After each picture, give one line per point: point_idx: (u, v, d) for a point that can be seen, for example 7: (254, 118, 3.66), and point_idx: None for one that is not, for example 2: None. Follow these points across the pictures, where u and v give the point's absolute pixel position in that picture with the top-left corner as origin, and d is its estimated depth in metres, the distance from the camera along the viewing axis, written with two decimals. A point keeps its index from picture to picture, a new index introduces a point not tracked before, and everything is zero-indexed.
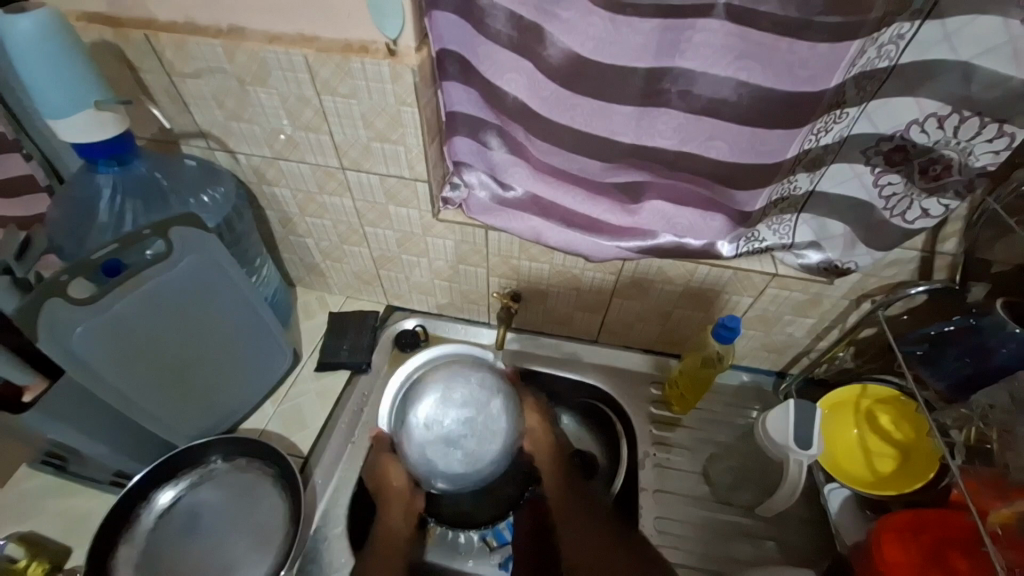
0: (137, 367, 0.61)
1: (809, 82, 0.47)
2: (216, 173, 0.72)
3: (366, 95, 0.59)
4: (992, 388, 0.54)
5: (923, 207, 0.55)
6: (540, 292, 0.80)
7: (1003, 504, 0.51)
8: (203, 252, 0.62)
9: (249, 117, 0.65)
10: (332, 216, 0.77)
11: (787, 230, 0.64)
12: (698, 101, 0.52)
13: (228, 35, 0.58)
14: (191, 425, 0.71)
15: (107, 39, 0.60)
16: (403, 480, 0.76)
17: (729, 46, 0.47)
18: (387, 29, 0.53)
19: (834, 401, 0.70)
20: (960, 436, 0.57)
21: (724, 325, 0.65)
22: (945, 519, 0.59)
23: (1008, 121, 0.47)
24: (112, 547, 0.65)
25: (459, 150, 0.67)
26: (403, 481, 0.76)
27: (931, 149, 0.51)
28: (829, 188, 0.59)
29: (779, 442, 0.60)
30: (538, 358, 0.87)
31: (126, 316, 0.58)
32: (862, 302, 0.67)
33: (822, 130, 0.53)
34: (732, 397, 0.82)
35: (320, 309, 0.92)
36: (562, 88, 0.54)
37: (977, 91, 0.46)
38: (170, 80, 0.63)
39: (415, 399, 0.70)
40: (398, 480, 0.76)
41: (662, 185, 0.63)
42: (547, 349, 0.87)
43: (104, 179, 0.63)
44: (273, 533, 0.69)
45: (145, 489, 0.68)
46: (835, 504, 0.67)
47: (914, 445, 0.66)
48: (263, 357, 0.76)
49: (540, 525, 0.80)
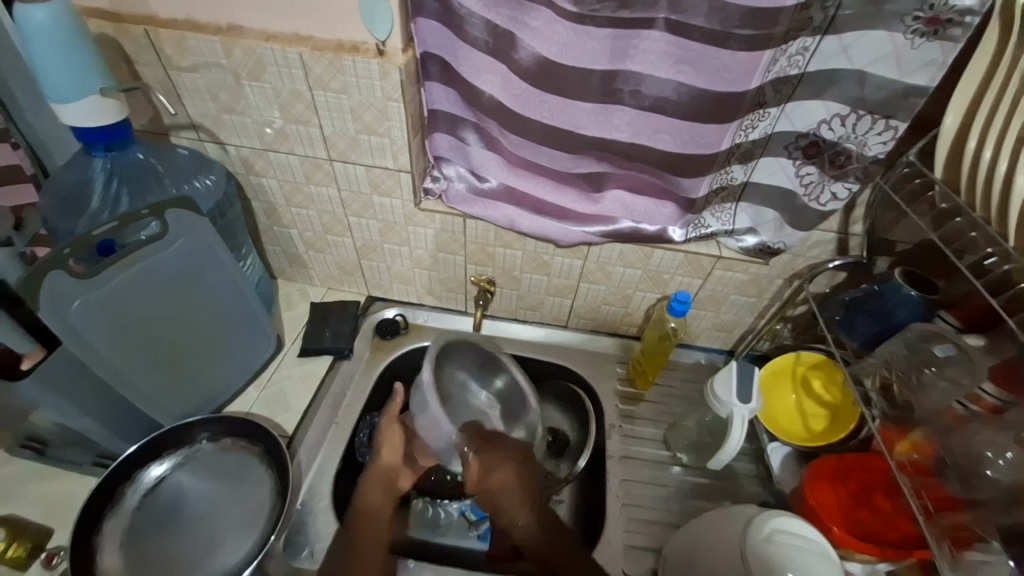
0: (129, 343, 0.64)
1: (734, 84, 0.57)
2: (206, 162, 0.76)
3: (356, 90, 0.65)
4: (891, 340, 0.64)
5: (832, 192, 0.65)
6: (516, 281, 0.87)
7: (906, 438, 0.61)
8: (196, 234, 0.66)
9: (242, 109, 0.70)
10: (317, 207, 0.82)
11: (728, 217, 0.73)
12: (647, 99, 0.60)
13: (227, 33, 0.64)
14: (177, 405, 0.73)
15: (106, 34, 0.65)
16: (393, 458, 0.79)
17: (669, 54, 0.56)
18: (377, 32, 0.60)
19: (774, 369, 0.79)
20: (870, 383, 0.65)
21: (677, 300, 0.73)
22: (868, 466, 0.69)
23: (892, 117, 0.57)
24: (98, 522, 0.66)
25: (439, 146, 0.74)
26: (395, 458, 0.79)
27: (838, 143, 0.61)
28: (760, 179, 0.68)
29: (725, 399, 0.68)
30: (513, 342, 0.94)
31: (123, 291, 0.61)
32: (793, 280, 0.77)
33: (750, 127, 0.63)
34: (688, 373, 0.91)
35: (302, 300, 0.96)
36: (531, 87, 0.62)
37: (869, 92, 0.57)
38: (167, 74, 0.68)
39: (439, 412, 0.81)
40: (391, 457, 0.78)
41: (621, 176, 0.71)
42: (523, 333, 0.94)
43: (100, 163, 0.67)
44: (259, 506, 0.70)
45: (133, 465, 0.69)
46: (777, 461, 0.76)
47: (841, 404, 0.76)
48: (249, 342, 0.80)
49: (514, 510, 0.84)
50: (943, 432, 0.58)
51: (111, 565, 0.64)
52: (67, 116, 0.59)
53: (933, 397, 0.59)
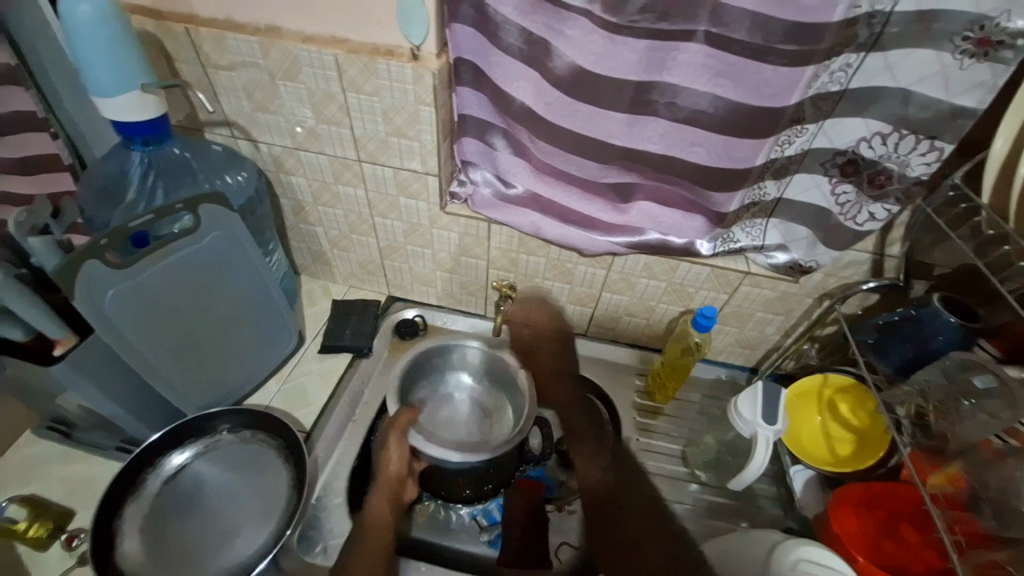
0: (158, 333, 0.65)
1: (773, 99, 0.55)
2: (239, 159, 0.77)
3: (389, 94, 0.65)
4: (929, 367, 0.62)
5: (870, 212, 0.63)
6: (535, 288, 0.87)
7: (940, 469, 0.59)
8: (226, 230, 0.67)
9: (275, 108, 0.71)
10: (344, 206, 0.82)
11: (758, 232, 0.72)
12: (682, 111, 0.60)
13: (265, 34, 0.64)
14: (200, 396, 0.75)
15: (148, 30, 0.66)
16: (399, 466, 0.76)
17: (707, 66, 0.55)
18: (413, 36, 0.61)
19: (799, 390, 0.78)
20: (903, 411, 0.64)
21: (703, 315, 0.72)
22: (897, 493, 0.67)
23: (938, 138, 0.55)
24: (119, 505, 0.68)
25: (467, 150, 0.74)
26: (399, 464, 0.76)
27: (878, 162, 0.60)
28: (794, 195, 0.67)
29: (749, 419, 0.67)
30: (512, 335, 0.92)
31: (154, 282, 0.62)
32: (823, 300, 0.76)
33: (786, 142, 0.61)
34: (708, 389, 0.90)
35: (324, 296, 0.97)
36: (564, 95, 0.62)
37: (914, 112, 0.55)
38: (205, 72, 0.69)
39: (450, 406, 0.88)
40: (394, 463, 0.76)
41: (650, 188, 0.70)
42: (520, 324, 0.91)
43: (138, 156, 0.68)
44: (275, 500, 0.71)
45: (155, 453, 0.71)
46: (799, 483, 0.74)
47: (869, 430, 0.74)
48: (273, 338, 0.81)
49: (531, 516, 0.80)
50: (978, 465, 0.56)
51: (130, 549, 0.66)
52: (109, 111, 0.61)
53: (967, 429, 0.57)
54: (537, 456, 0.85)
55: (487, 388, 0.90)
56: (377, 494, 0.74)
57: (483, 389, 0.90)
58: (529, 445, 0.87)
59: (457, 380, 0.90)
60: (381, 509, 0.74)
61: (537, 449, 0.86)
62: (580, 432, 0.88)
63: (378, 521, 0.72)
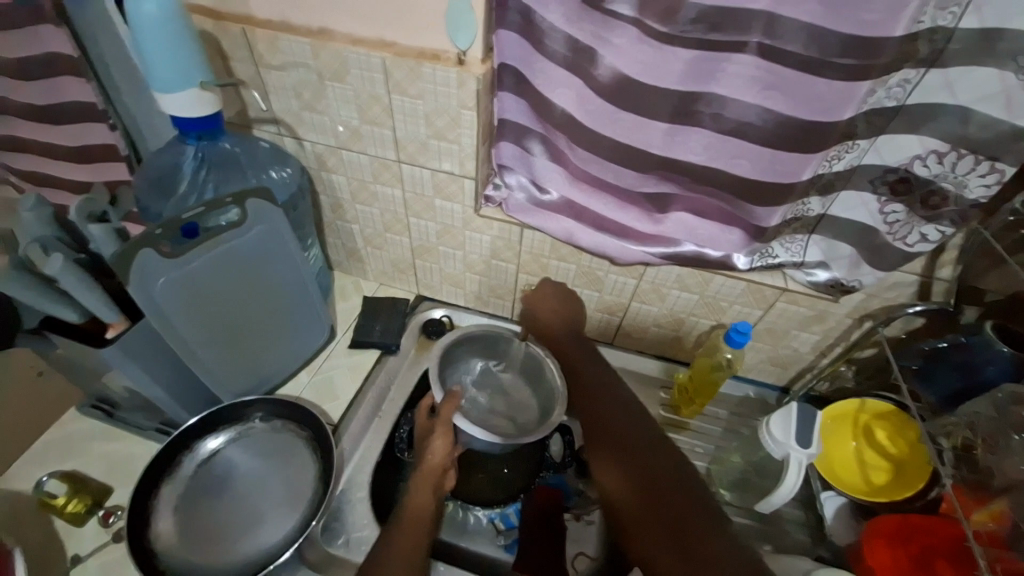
0: (203, 320, 0.68)
1: (825, 113, 0.54)
2: (283, 155, 0.80)
3: (432, 97, 0.67)
4: (979, 399, 0.60)
5: (922, 233, 0.61)
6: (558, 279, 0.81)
7: (985, 505, 0.56)
8: (270, 224, 0.69)
9: (322, 108, 0.73)
10: (380, 204, 0.84)
11: (799, 249, 0.70)
12: (727, 123, 0.59)
13: (317, 36, 0.67)
14: (237, 383, 0.77)
15: (207, 30, 0.69)
16: (441, 456, 0.73)
17: (757, 78, 0.54)
18: (459, 41, 0.62)
19: (835, 413, 0.75)
20: (947, 442, 0.62)
21: (737, 331, 0.70)
22: (935, 528, 0.64)
23: (999, 159, 0.53)
24: (155, 486, 0.70)
25: (504, 154, 0.75)
26: (441, 455, 0.73)
27: (932, 181, 0.57)
28: (839, 212, 0.65)
29: (781, 440, 0.65)
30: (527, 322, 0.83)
31: (200, 272, 0.65)
32: (864, 321, 0.73)
33: (835, 158, 0.60)
34: (736, 406, 0.88)
35: (355, 292, 0.99)
36: (606, 103, 0.62)
37: (974, 131, 0.53)
38: (257, 70, 0.71)
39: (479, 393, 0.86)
40: (437, 454, 0.73)
41: (688, 199, 0.69)
42: (537, 313, 0.80)
43: (192, 150, 0.71)
44: (301, 490, 0.73)
45: (190, 437, 0.73)
46: (830, 510, 0.72)
47: (907, 458, 0.71)
48: (306, 330, 0.83)
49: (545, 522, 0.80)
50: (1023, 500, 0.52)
51: (163, 529, 0.68)
52: (168, 106, 0.64)
53: (1017, 465, 0.54)
54: (558, 462, 0.85)
55: (514, 381, 0.88)
56: (419, 485, 0.71)
57: (511, 382, 0.88)
58: (551, 452, 0.87)
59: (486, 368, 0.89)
60: (422, 497, 0.70)
61: (558, 456, 0.86)
62: (609, 433, 0.66)
63: (420, 509, 0.69)
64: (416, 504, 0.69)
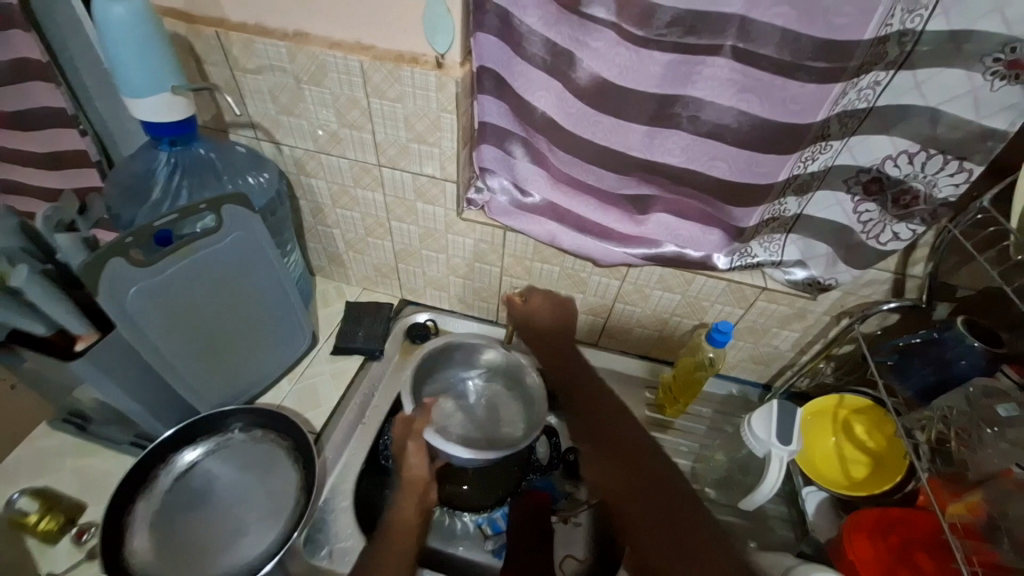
0: (177, 331, 0.66)
1: (799, 115, 0.56)
2: (261, 160, 0.78)
3: (411, 100, 0.66)
4: (951, 394, 0.62)
5: (894, 231, 0.63)
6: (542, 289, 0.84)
7: (962, 497, 0.57)
8: (248, 230, 0.68)
9: (300, 112, 0.72)
10: (361, 209, 0.83)
11: (777, 248, 0.71)
12: (705, 125, 0.59)
13: (294, 39, 0.66)
14: (215, 393, 0.76)
15: (180, 33, 0.68)
16: (422, 468, 0.78)
17: (733, 81, 0.55)
18: (437, 44, 0.61)
19: (815, 409, 0.77)
20: (922, 437, 0.63)
21: (718, 330, 0.71)
22: (911, 521, 0.65)
23: (967, 159, 0.55)
24: (130, 502, 0.68)
25: (485, 157, 0.75)
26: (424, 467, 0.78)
27: (903, 181, 0.59)
28: (814, 212, 0.66)
29: (763, 439, 0.65)
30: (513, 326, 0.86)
31: (176, 280, 0.63)
32: (841, 318, 0.75)
33: (810, 158, 0.61)
34: (719, 404, 0.89)
35: (338, 298, 0.97)
36: (587, 106, 0.62)
37: (942, 131, 0.54)
38: (232, 73, 0.70)
39: (459, 405, 0.87)
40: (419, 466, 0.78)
41: (668, 200, 0.70)
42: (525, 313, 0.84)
43: (165, 156, 0.70)
44: (283, 501, 0.71)
45: (168, 450, 0.71)
46: (811, 505, 0.74)
47: (886, 452, 0.72)
48: (286, 336, 0.82)
49: (533, 527, 0.79)
50: (999, 492, 0.54)
51: (139, 546, 0.66)
52: (139, 110, 0.62)
53: (990, 456, 0.56)
54: (544, 465, 0.86)
55: (495, 389, 0.89)
56: (405, 493, 0.77)
57: (491, 390, 0.89)
58: (538, 454, 0.87)
59: (465, 378, 0.89)
60: (410, 510, 0.76)
61: (545, 458, 0.87)
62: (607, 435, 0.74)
63: (407, 521, 0.74)
64: (402, 514, 0.75)
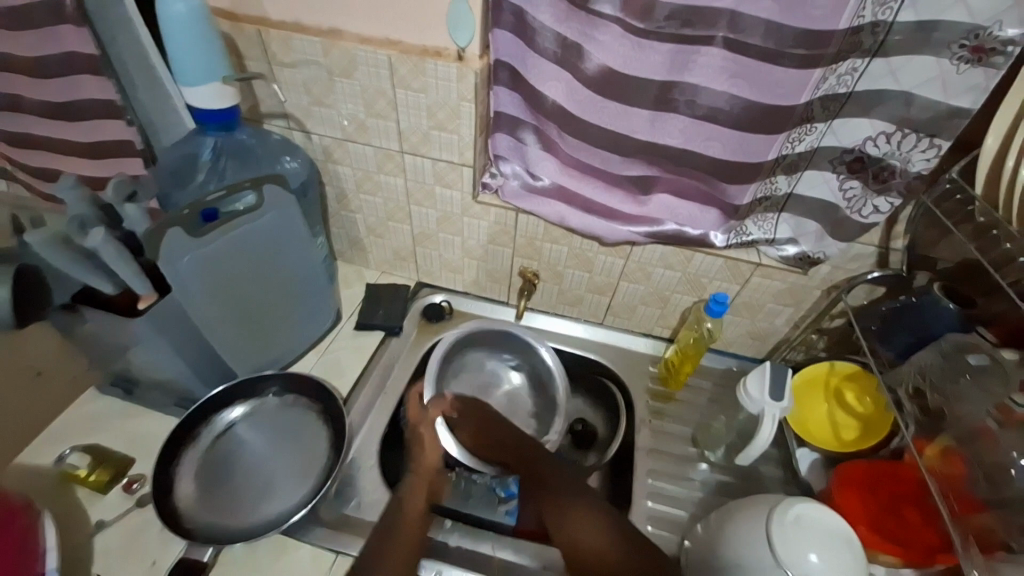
0: (222, 299, 0.73)
1: (784, 98, 0.62)
2: (293, 147, 0.85)
3: (434, 90, 0.73)
4: (927, 349, 0.67)
5: (874, 205, 0.69)
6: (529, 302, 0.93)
7: (931, 442, 0.63)
8: (284, 210, 0.75)
9: (330, 102, 0.79)
10: (383, 194, 0.90)
11: (770, 226, 0.77)
12: (701, 109, 0.66)
13: (328, 35, 0.72)
14: (251, 359, 0.82)
15: (224, 30, 0.75)
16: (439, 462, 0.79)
17: (724, 68, 0.61)
18: (459, 39, 0.68)
19: (806, 377, 0.82)
20: (902, 391, 0.68)
21: (717, 301, 0.77)
22: (898, 484, 0.71)
23: (937, 136, 0.60)
24: (178, 453, 0.75)
25: (499, 145, 0.81)
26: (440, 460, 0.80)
27: (882, 159, 0.65)
28: (804, 191, 0.72)
29: (757, 397, 0.72)
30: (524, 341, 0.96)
31: (221, 254, 0.70)
32: (832, 291, 0.80)
33: (797, 139, 0.67)
34: (718, 378, 0.94)
35: (358, 281, 1.03)
36: (594, 93, 0.69)
37: (915, 112, 0.60)
38: (270, 67, 0.77)
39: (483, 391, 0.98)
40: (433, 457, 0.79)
41: (668, 182, 0.76)
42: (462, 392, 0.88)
43: (211, 141, 0.77)
44: (314, 459, 0.78)
45: (213, 408, 0.79)
46: (804, 465, 0.79)
47: (873, 416, 0.78)
48: (314, 311, 0.88)
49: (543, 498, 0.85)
50: (966, 435, 0.59)
51: (185, 493, 0.73)
52: (192, 98, 0.70)
53: (964, 405, 0.60)
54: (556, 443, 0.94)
55: (525, 387, 0.99)
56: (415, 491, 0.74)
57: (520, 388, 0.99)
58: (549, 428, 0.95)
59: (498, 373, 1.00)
60: (418, 502, 0.73)
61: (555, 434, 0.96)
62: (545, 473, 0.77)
63: (415, 511, 0.72)
64: (411, 509, 0.72)
